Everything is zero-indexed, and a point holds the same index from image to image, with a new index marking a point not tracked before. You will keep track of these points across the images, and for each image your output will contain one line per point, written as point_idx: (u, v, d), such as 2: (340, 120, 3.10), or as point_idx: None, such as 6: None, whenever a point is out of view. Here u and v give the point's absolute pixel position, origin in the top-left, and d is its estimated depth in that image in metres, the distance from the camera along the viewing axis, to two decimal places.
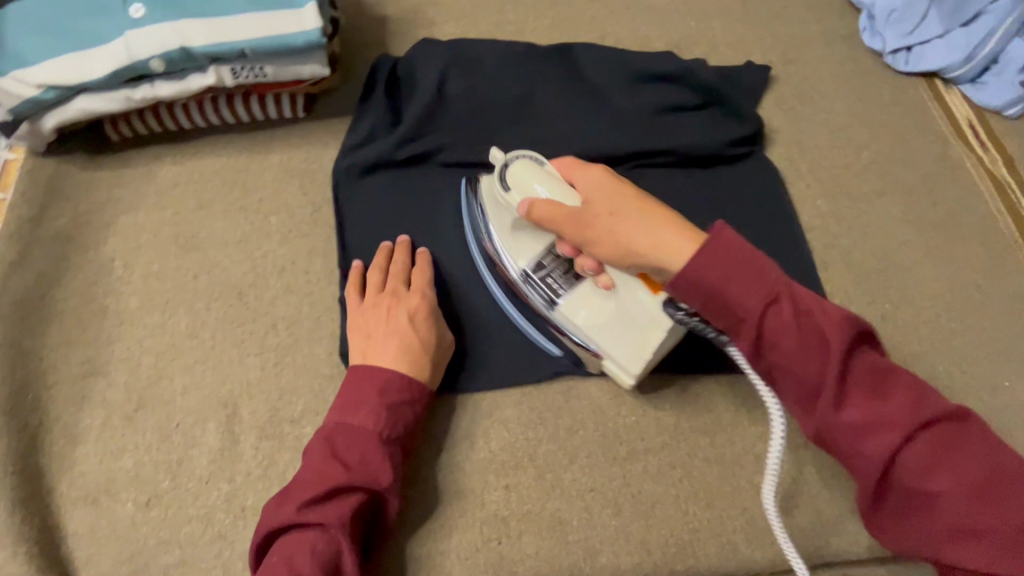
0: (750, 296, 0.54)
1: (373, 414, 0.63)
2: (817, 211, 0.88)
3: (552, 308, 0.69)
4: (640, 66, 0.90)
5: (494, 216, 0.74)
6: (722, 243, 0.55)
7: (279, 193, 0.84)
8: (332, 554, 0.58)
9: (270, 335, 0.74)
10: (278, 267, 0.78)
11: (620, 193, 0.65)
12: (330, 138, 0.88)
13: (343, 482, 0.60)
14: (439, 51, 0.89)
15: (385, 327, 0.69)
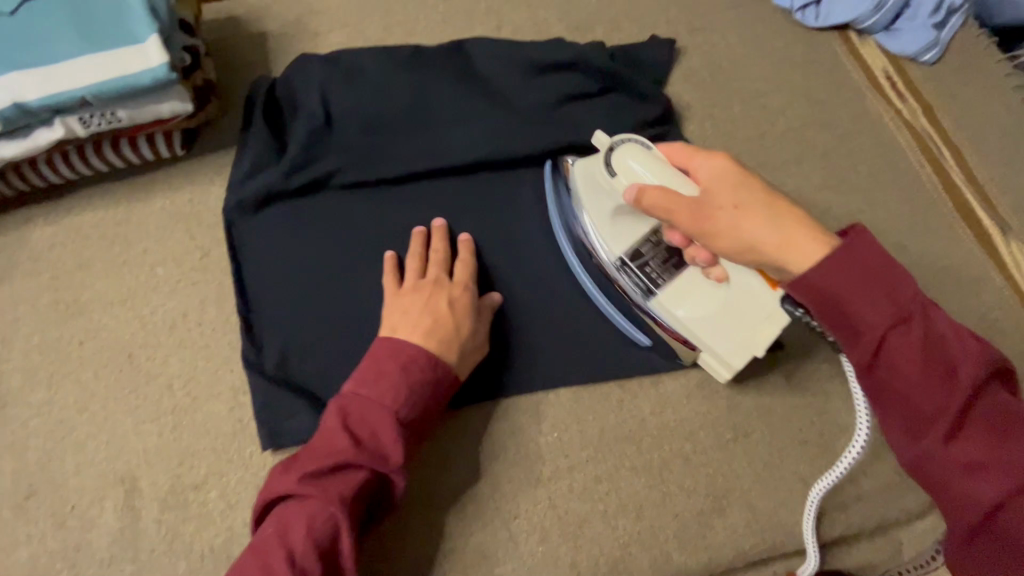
0: (876, 308, 0.47)
1: (392, 389, 0.61)
2: None
3: (650, 296, 0.69)
4: (535, 56, 0.85)
5: (591, 202, 0.71)
6: (864, 248, 0.48)
7: (165, 242, 0.78)
8: (330, 531, 0.56)
9: (164, 397, 0.70)
10: (168, 322, 0.74)
11: (746, 183, 0.58)
12: (216, 174, 0.83)
13: (351, 456, 0.57)
14: (321, 66, 0.84)
15: (422, 308, 0.66)
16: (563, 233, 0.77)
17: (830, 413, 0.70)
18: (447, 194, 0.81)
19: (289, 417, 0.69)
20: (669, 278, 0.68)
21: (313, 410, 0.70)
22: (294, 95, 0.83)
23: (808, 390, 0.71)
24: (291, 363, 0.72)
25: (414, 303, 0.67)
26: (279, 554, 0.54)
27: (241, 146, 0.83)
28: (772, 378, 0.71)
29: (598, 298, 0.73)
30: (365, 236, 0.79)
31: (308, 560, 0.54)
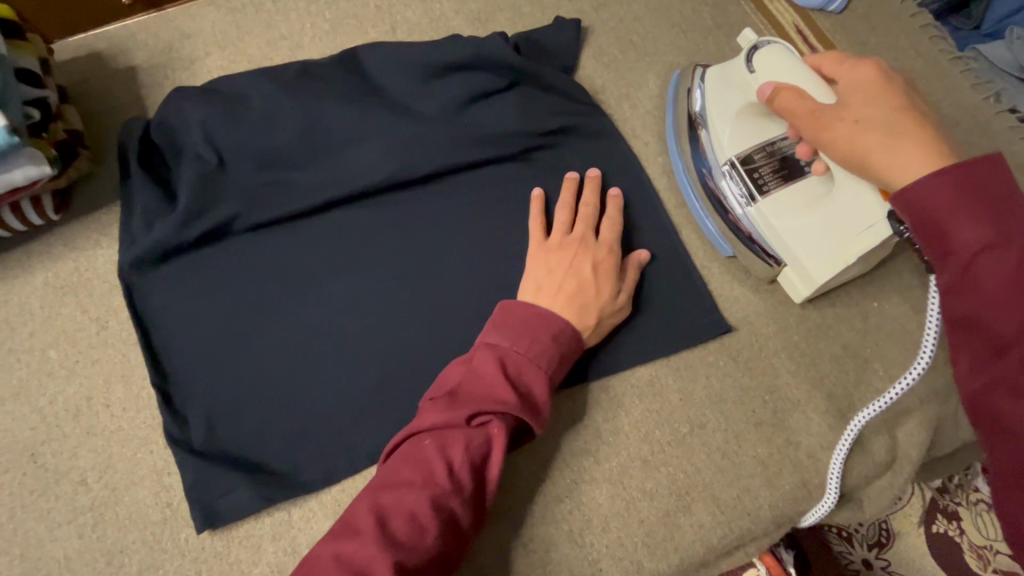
0: (968, 222, 0.46)
1: (546, 352, 0.62)
2: (661, 169, 0.80)
3: (751, 203, 0.70)
4: (433, 58, 0.79)
5: (715, 110, 0.73)
6: (991, 173, 0.48)
7: (53, 319, 0.71)
8: (481, 457, 0.57)
9: (79, 494, 0.63)
10: (71, 410, 0.67)
11: (886, 95, 0.58)
12: (100, 234, 0.75)
13: (513, 404, 0.58)
14: (200, 98, 0.76)
15: (568, 266, 0.68)
16: (674, 153, 0.79)
17: (780, 391, 0.69)
18: (362, 222, 0.75)
19: (223, 493, 0.64)
20: (777, 187, 0.69)
21: (248, 480, 0.64)
22: (177, 133, 0.75)
23: (756, 368, 0.70)
24: (218, 431, 0.66)
25: (567, 250, 0.69)
26: (439, 469, 0.55)
27: (127, 198, 0.74)
28: (719, 363, 0.70)
29: (695, 204, 0.76)
30: (280, 278, 0.73)
31: (464, 478, 0.56)
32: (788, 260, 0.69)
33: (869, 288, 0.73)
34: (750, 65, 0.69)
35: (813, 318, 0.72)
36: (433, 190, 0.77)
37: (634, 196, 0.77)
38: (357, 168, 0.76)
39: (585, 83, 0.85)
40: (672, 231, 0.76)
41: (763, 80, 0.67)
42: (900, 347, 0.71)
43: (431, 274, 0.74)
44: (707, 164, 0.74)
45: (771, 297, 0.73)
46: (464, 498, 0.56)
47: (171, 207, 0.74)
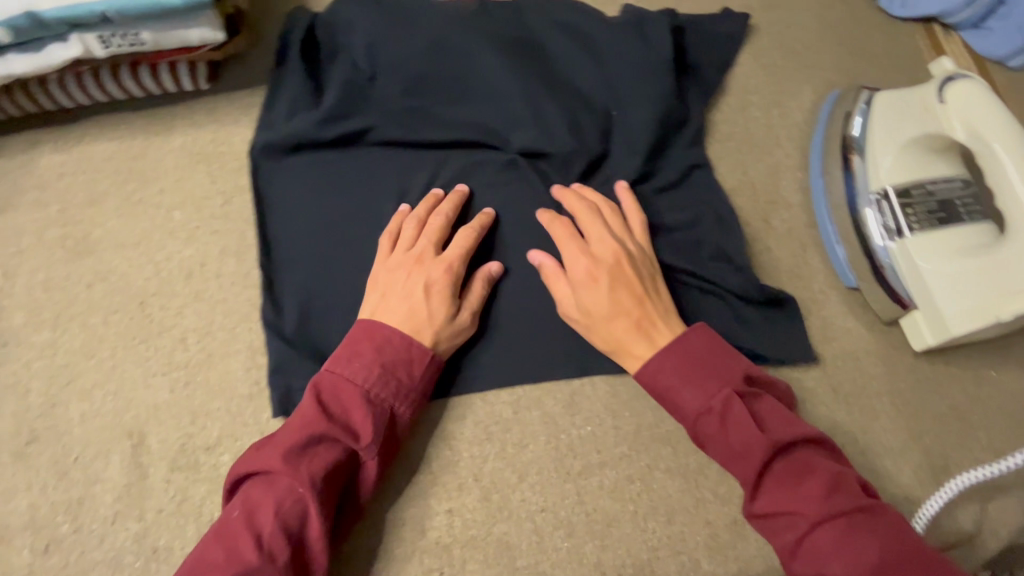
0: (695, 394, 0.58)
1: (366, 368, 0.57)
2: (798, 185, 0.77)
3: (896, 237, 0.69)
4: (599, 17, 0.77)
5: (882, 136, 0.72)
6: (685, 343, 0.60)
7: (183, 182, 0.72)
8: (298, 514, 0.52)
9: (178, 351, 0.65)
10: (184, 271, 0.68)
11: (572, 298, 0.64)
12: (241, 113, 0.76)
13: (326, 429, 0.54)
14: (375, 11, 0.76)
15: (404, 290, 0.62)
16: (816, 171, 0.76)
17: (874, 435, 0.67)
18: (491, 161, 0.74)
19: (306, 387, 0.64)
20: (927, 228, 0.68)
21: None
22: (341, 39, 0.76)
23: (854, 405, 0.68)
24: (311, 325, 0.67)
25: (401, 273, 0.63)
26: (247, 539, 0.50)
27: (275, 85, 0.75)
28: (817, 390, 0.68)
29: (827, 227, 0.74)
30: (397, 199, 0.73)
31: (277, 545, 0.51)
32: (919, 303, 0.68)
33: (988, 355, 0.70)
34: (939, 96, 0.69)
35: (923, 370, 0.69)
36: (568, 144, 0.73)
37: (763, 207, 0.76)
38: (497, 114, 0.75)
39: (738, 80, 0.82)
40: (793, 251, 0.74)
41: (953, 118, 0.67)
42: (1007, 423, 0.68)
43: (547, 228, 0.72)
44: (852, 188, 0.73)
45: (884, 339, 0.71)
46: (280, 568, 0.50)
47: (312, 103, 0.75)
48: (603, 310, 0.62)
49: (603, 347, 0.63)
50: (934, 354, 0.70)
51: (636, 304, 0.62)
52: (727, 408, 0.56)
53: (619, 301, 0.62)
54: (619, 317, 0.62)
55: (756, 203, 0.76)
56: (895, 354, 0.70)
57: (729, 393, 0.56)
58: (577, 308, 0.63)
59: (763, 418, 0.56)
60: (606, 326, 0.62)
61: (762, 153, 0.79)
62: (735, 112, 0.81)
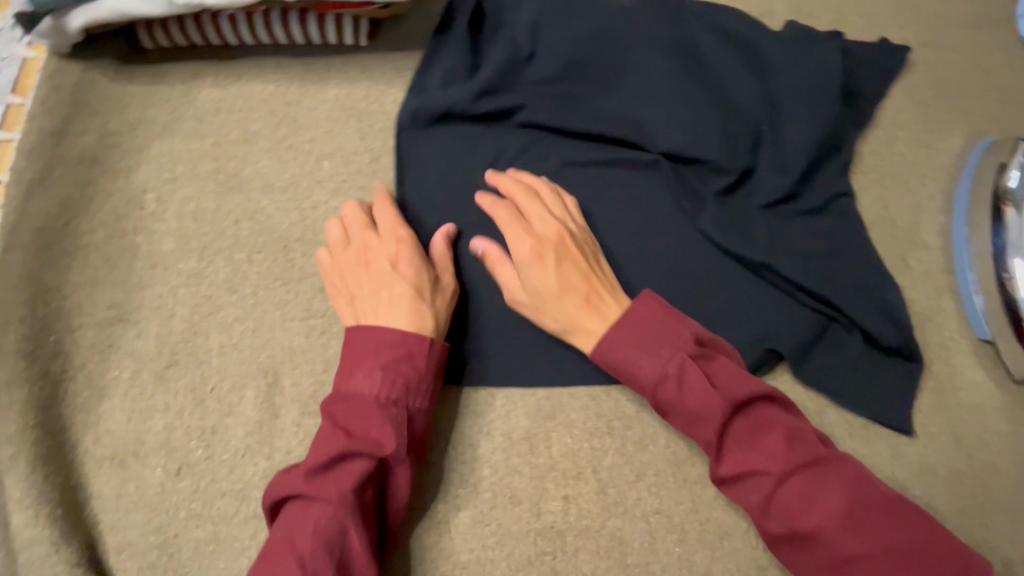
0: (653, 365, 0.58)
1: (371, 376, 0.56)
2: (938, 228, 0.76)
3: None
4: (764, 34, 0.76)
5: None
6: (636, 316, 0.59)
7: (334, 134, 0.73)
8: (338, 533, 0.51)
9: (317, 299, 0.66)
10: (329, 222, 0.69)
11: (523, 278, 0.63)
12: (395, 74, 0.76)
13: (344, 445, 0.53)
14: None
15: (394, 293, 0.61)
16: (961, 218, 0.75)
17: (992, 490, 0.66)
18: (636, 158, 0.73)
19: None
20: None
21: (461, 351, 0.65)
22: (505, 21, 0.76)
23: (975, 457, 0.67)
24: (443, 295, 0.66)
25: (384, 279, 0.62)
26: (290, 563, 0.50)
27: (434, 55, 0.75)
28: (939, 437, 0.68)
29: (967, 276, 0.72)
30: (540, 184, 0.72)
31: (322, 565, 0.50)
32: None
33: None
34: None
35: None
36: (718, 154, 0.72)
37: (901, 244, 0.75)
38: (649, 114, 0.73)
39: (888, 113, 0.81)
40: (928, 294, 0.73)
41: None
42: None
43: (686, 235, 0.70)
44: (1002, 240, 0.71)
45: (1013, 396, 0.69)
46: None
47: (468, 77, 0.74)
48: (553, 288, 0.62)
49: (555, 328, 0.62)
50: None
51: (581, 281, 0.62)
52: (683, 374, 0.56)
53: (564, 278, 0.62)
54: (570, 293, 0.62)
55: (895, 240, 0.75)
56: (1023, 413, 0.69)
57: (682, 359, 0.57)
58: (526, 289, 0.63)
59: (715, 379, 0.56)
60: (557, 304, 0.62)
61: (905, 190, 0.77)
62: (881, 145, 0.79)
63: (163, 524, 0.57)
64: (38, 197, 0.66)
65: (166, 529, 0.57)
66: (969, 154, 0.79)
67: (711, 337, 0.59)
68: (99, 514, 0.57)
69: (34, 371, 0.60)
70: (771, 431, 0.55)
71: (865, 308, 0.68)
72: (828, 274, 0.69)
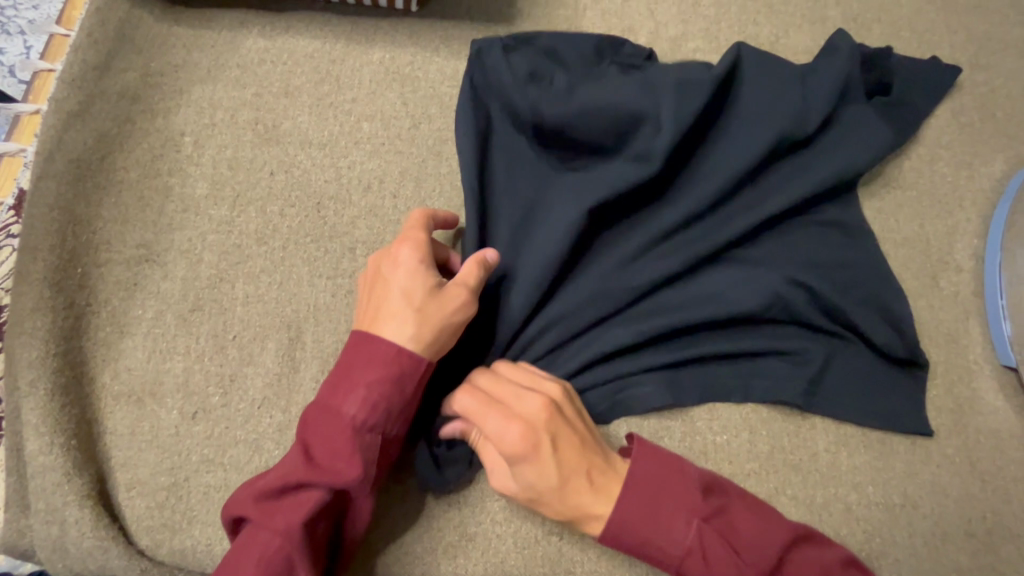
0: (668, 539, 0.50)
1: (349, 395, 0.50)
2: (972, 252, 0.76)
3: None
4: (808, 86, 0.72)
5: None
6: (635, 480, 0.51)
7: (375, 96, 0.72)
8: (282, 563, 0.48)
9: (346, 259, 0.65)
10: (363, 184, 0.69)
11: (517, 474, 0.52)
12: (442, 42, 0.75)
13: (305, 474, 0.49)
14: (596, 41, 0.73)
15: (393, 303, 0.53)
16: (995, 243, 0.75)
17: (1001, 516, 0.66)
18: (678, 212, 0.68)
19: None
20: None
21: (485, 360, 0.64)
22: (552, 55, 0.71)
23: (988, 482, 0.67)
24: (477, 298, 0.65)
25: (386, 288, 0.54)
26: None
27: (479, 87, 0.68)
28: (954, 458, 0.67)
29: (998, 301, 0.72)
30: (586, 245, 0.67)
31: None
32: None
33: None
34: None
35: None
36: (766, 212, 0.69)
37: (933, 264, 0.74)
38: (702, 172, 0.69)
39: (932, 133, 0.80)
40: (955, 316, 0.73)
41: None
42: None
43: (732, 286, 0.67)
44: None
45: None
46: None
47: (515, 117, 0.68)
48: (552, 481, 0.51)
49: (562, 517, 0.53)
50: None
51: (584, 461, 0.52)
52: (704, 543, 0.50)
53: (566, 464, 0.51)
54: (574, 481, 0.51)
55: (927, 259, 0.75)
56: None
57: (700, 527, 0.50)
58: (518, 480, 0.52)
59: (741, 540, 0.50)
60: (562, 500, 0.51)
61: (942, 211, 0.77)
62: (923, 164, 0.79)
63: (174, 466, 0.57)
64: (75, 129, 0.66)
65: (176, 471, 0.57)
66: (1010, 181, 0.79)
67: (720, 480, 0.53)
68: (113, 449, 0.57)
69: (58, 301, 0.60)
70: None
71: (873, 317, 0.68)
72: (841, 282, 0.69)
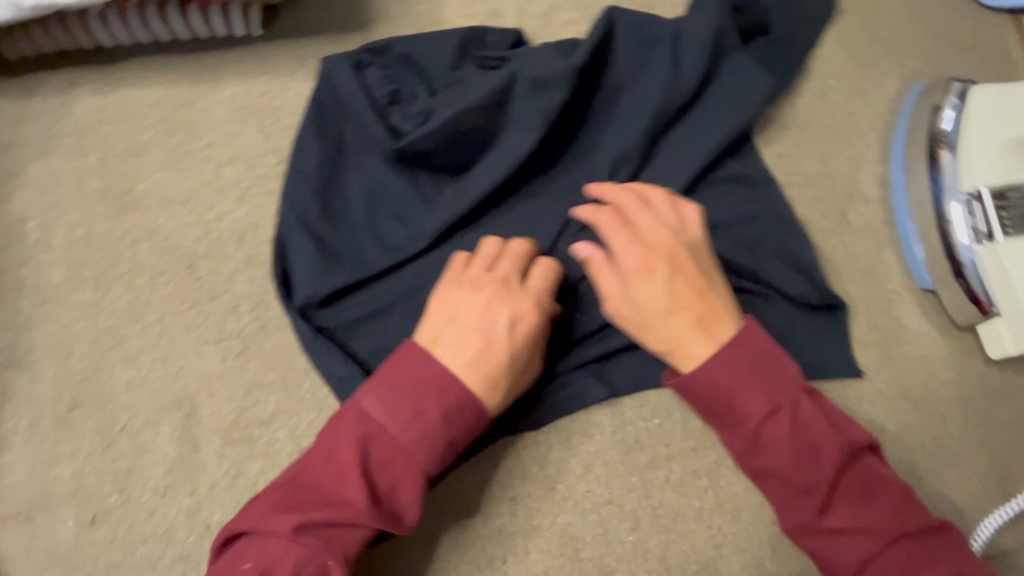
0: (759, 401, 0.52)
1: (422, 440, 0.51)
2: (877, 179, 0.74)
3: (986, 239, 0.66)
4: (681, 50, 0.68)
5: (979, 135, 0.68)
6: (742, 345, 0.54)
7: (232, 137, 0.67)
8: None
9: (230, 318, 0.61)
10: (236, 234, 0.64)
11: (646, 274, 0.56)
12: (297, 64, 0.70)
13: (364, 509, 0.49)
14: (453, 43, 0.68)
15: (478, 324, 0.55)
16: (898, 165, 0.73)
17: (940, 438, 0.66)
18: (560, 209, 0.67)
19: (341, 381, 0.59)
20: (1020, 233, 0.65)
21: None
22: (408, 71, 0.67)
23: (921, 409, 0.67)
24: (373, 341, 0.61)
25: (478, 303, 0.56)
26: None
27: (338, 123, 0.66)
28: (886, 393, 0.67)
29: (906, 225, 0.71)
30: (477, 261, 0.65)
31: None
32: (1003, 310, 0.65)
33: None
34: None
35: (993, 376, 0.68)
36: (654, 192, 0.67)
37: (841, 200, 0.73)
38: (577, 169, 0.68)
39: (821, 63, 0.78)
40: (869, 248, 0.72)
41: None
42: None
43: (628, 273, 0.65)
44: (941, 187, 0.69)
45: (956, 343, 0.69)
46: None
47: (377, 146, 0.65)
48: (662, 305, 0.55)
49: (658, 349, 0.56)
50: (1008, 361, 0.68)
51: (696, 300, 0.56)
52: (800, 414, 0.53)
53: (675, 299, 0.55)
54: (681, 312, 0.55)
55: (833, 196, 0.73)
56: (966, 360, 0.68)
57: (798, 397, 0.53)
58: (629, 302, 0.56)
59: (837, 421, 0.54)
60: (663, 323, 0.55)
61: (842, 143, 0.75)
62: (817, 98, 0.77)
63: None
64: None
65: None
66: (904, 100, 0.77)
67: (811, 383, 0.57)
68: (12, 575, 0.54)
69: None
70: (883, 492, 0.52)
71: (782, 270, 0.66)
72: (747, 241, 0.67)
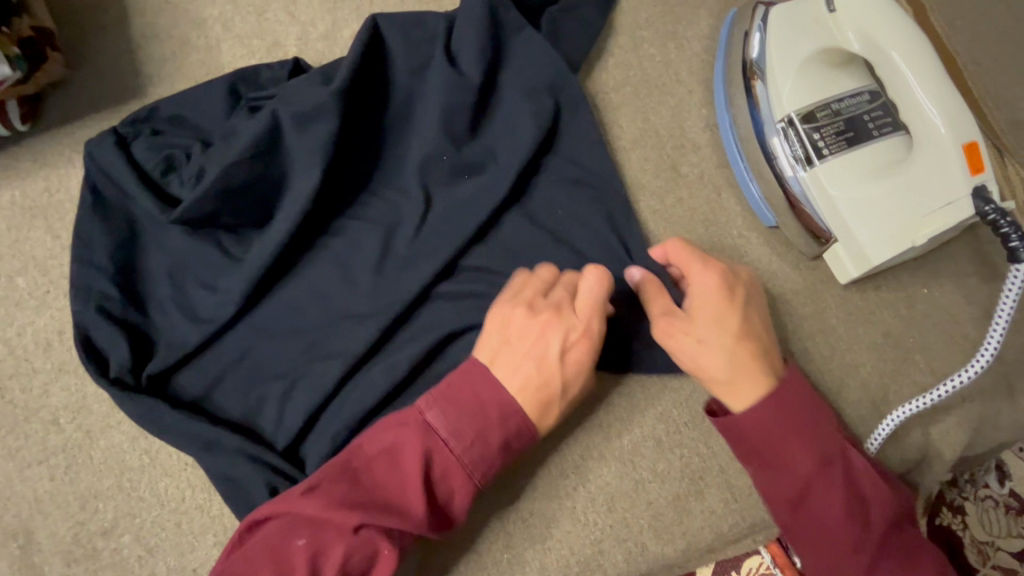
0: (808, 445, 0.52)
1: (487, 457, 0.52)
2: (704, 124, 0.71)
3: (806, 165, 0.62)
4: (454, 39, 0.65)
5: (780, 55, 0.64)
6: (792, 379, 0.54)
7: (18, 243, 0.63)
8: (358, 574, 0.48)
9: (51, 434, 0.59)
10: (41, 344, 0.61)
11: (731, 298, 0.56)
12: (74, 151, 0.67)
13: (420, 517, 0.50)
14: (221, 90, 0.64)
15: (536, 347, 0.54)
16: (721, 105, 0.70)
17: (812, 376, 0.64)
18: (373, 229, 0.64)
19: (185, 468, 0.59)
20: (837, 152, 0.62)
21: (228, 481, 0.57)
22: (180, 132, 0.64)
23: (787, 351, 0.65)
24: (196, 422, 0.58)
25: (539, 328, 0.55)
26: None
27: (121, 202, 0.62)
28: None
29: (740, 165, 0.68)
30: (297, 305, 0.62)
31: None
32: (838, 234, 0.63)
33: (915, 270, 0.67)
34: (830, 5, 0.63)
35: (852, 301, 0.66)
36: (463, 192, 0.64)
37: (671, 155, 0.70)
38: (388, 190, 0.65)
39: (627, 15, 0.74)
40: (708, 198, 0.69)
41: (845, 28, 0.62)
42: (944, 340, 0.65)
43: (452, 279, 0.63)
44: (757, 119, 0.66)
45: (809, 276, 0.67)
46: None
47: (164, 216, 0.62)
48: (731, 328, 0.55)
49: (716, 372, 0.54)
50: (862, 281, 0.66)
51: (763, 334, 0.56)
52: (843, 462, 0.52)
53: (748, 324, 0.55)
54: (747, 341, 0.54)
55: (662, 152, 0.70)
56: (822, 290, 0.66)
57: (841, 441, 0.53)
58: (693, 321, 0.55)
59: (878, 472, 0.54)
60: (727, 343, 0.54)
61: (662, 94, 0.72)
62: (629, 53, 0.73)
63: None
64: None
65: None
66: (720, 34, 0.73)
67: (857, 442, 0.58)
68: None
69: None
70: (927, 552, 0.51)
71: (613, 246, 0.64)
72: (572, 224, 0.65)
